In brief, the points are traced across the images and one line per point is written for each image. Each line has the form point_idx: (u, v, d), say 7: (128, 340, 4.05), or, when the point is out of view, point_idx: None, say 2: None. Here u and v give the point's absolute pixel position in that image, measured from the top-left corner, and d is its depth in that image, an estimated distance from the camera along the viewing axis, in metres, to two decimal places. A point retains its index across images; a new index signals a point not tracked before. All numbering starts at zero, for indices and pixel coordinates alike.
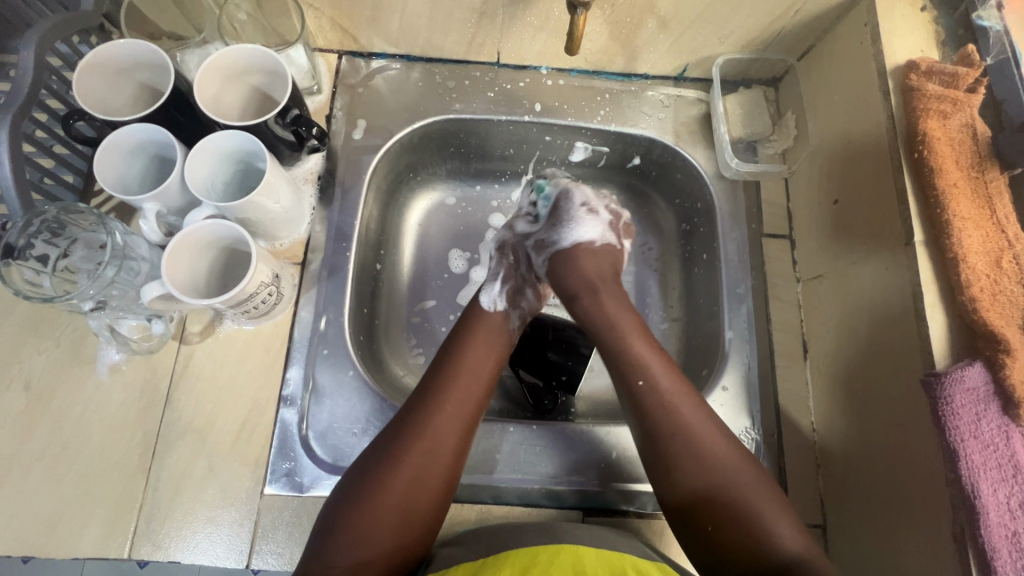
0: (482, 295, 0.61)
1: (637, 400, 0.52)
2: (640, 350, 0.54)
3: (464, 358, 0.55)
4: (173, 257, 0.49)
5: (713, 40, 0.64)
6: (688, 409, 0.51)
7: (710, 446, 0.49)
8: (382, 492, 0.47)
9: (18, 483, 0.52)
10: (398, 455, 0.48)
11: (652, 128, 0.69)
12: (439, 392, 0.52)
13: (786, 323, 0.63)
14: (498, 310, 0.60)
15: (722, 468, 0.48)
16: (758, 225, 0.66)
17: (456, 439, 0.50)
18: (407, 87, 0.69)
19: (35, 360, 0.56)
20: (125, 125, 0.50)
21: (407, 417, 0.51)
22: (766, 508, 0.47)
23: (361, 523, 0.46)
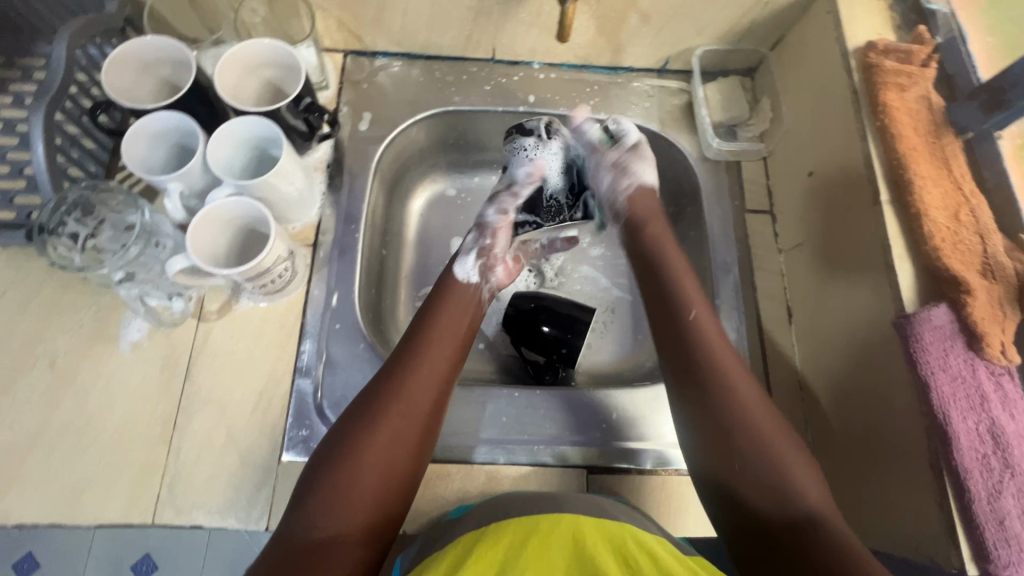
0: (456, 265, 0.63)
1: (686, 341, 0.54)
2: (685, 280, 0.59)
3: (432, 328, 0.57)
4: (210, 220, 0.54)
5: (691, 32, 0.70)
6: (725, 354, 0.54)
7: (723, 364, 0.53)
8: (359, 456, 0.47)
9: (43, 454, 0.55)
10: (372, 421, 0.49)
11: (639, 116, 0.74)
12: (409, 361, 0.53)
13: (771, 290, 0.67)
14: (472, 284, 0.62)
15: (740, 401, 0.51)
16: (741, 202, 0.71)
17: (428, 404, 0.52)
18: (409, 82, 0.73)
19: (60, 339, 0.58)
20: (151, 113, 0.54)
21: (376, 388, 0.52)
22: (772, 432, 0.50)
23: (342, 487, 0.46)
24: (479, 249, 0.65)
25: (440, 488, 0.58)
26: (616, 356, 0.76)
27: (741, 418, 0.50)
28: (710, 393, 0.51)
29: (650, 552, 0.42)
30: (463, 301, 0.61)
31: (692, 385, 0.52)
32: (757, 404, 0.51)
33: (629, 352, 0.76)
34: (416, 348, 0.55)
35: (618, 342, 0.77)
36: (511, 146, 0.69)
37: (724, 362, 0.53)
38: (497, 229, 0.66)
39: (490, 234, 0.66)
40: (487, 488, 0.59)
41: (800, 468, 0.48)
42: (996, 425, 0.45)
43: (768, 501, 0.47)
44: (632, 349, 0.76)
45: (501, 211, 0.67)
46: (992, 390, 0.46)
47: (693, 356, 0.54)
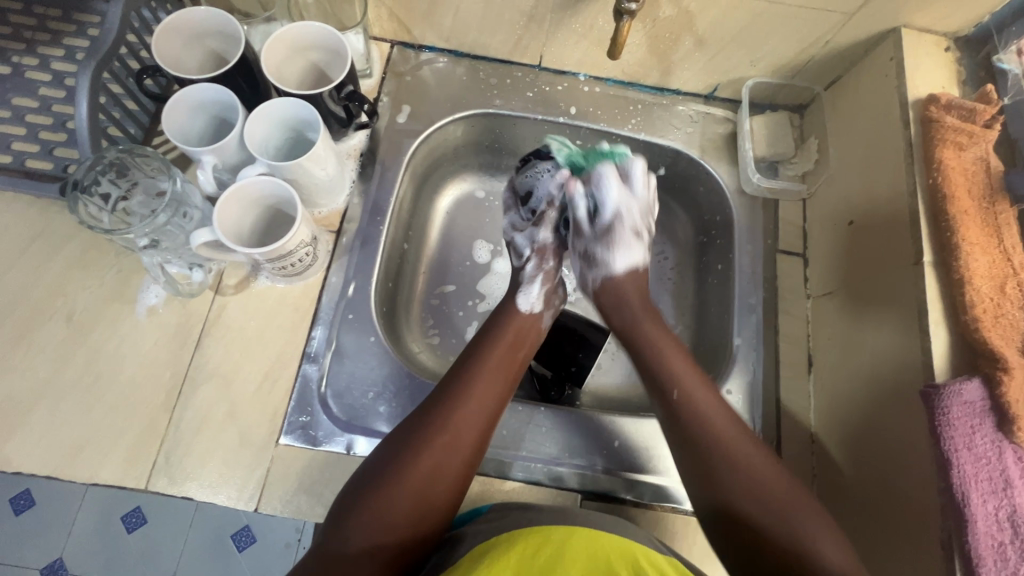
0: (519, 298, 0.63)
1: (674, 418, 0.54)
2: (664, 338, 0.59)
3: (487, 360, 0.56)
4: (258, 184, 0.54)
5: (745, 62, 0.68)
6: (720, 419, 0.53)
7: (723, 427, 0.52)
8: (398, 481, 0.47)
9: (50, 406, 0.55)
10: (419, 443, 0.49)
11: (680, 140, 0.73)
12: (461, 393, 0.52)
13: (794, 336, 0.65)
14: (535, 312, 0.62)
15: (744, 459, 0.50)
16: (774, 240, 0.69)
17: (475, 433, 0.51)
18: (452, 80, 0.73)
19: (79, 294, 0.59)
20: (193, 83, 0.54)
21: (427, 408, 0.52)
22: (786, 495, 0.48)
23: (379, 509, 0.46)
24: (542, 276, 0.65)
25: None
26: (625, 379, 0.74)
27: (745, 488, 0.49)
28: (722, 459, 0.50)
29: (650, 557, 0.43)
30: (521, 330, 0.60)
31: (690, 439, 0.52)
32: (765, 471, 0.50)
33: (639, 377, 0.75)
34: (470, 371, 0.55)
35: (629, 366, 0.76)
36: (533, 172, 0.68)
37: (724, 427, 0.52)
38: (549, 250, 0.66)
39: (549, 258, 0.66)
40: (480, 499, 0.58)
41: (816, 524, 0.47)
42: (1017, 513, 0.43)
43: (787, 549, 0.46)
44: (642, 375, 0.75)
45: (550, 230, 0.66)
46: (1017, 476, 0.44)
47: (692, 428, 0.53)
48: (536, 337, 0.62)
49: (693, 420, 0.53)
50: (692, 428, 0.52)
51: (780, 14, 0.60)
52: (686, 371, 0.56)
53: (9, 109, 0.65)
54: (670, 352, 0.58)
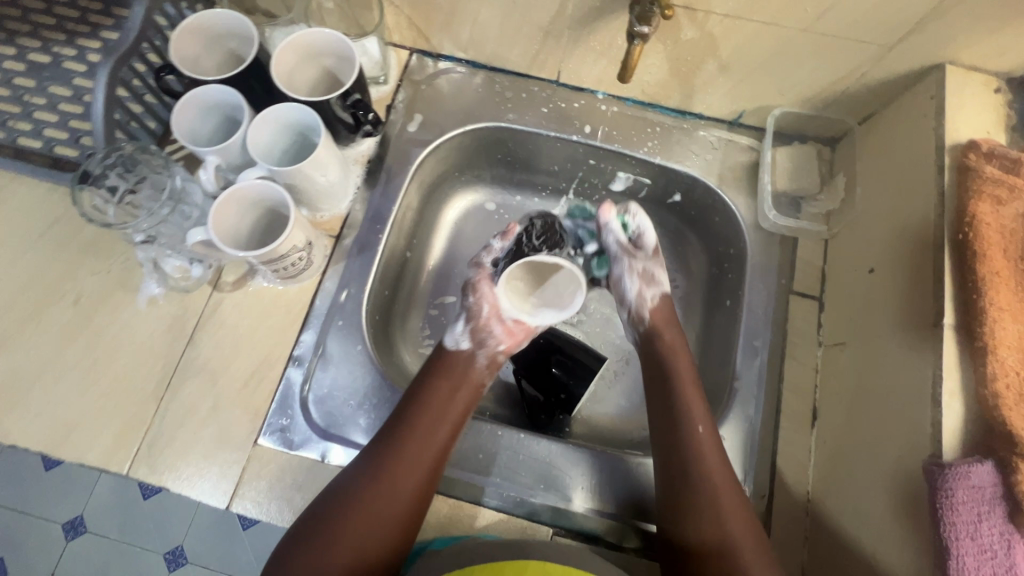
0: (446, 335, 0.63)
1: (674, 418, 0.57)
2: (681, 349, 0.62)
3: (423, 419, 0.55)
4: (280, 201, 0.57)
5: (773, 90, 0.64)
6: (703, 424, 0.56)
7: (716, 478, 0.54)
8: (327, 550, 0.48)
9: (49, 385, 0.58)
10: (347, 509, 0.50)
11: (697, 167, 0.70)
12: (397, 451, 0.53)
13: (799, 384, 0.61)
14: (462, 349, 0.61)
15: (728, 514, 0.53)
16: (788, 280, 0.65)
17: (407, 496, 0.52)
18: (468, 90, 0.72)
19: (87, 279, 0.61)
20: (202, 84, 0.55)
21: (359, 472, 0.52)
22: (747, 535, 0.52)
23: (314, 557, 0.48)
24: (467, 312, 0.63)
25: None
26: (621, 411, 0.72)
27: (724, 531, 0.52)
28: (706, 520, 0.52)
29: None
30: (461, 383, 0.59)
31: (681, 469, 0.55)
32: (734, 510, 0.53)
33: (634, 409, 0.72)
34: (403, 432, 0.54)
35: (626, 398, 0.73)
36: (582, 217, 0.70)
37: (716, 474, 0.54)
38: (479, 281, 0.63)
39: (472, 292, 0.63)
40: (449, 522, 0.57)
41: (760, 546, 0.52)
42: None
43: None
44: (638, 407, 0.72)
45: (474, 265, 0.64)
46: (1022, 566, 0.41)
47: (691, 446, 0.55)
48: (474, 388, 0.60)
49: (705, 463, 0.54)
50: (686, 451, 0.55)
51: (810, 43, 0.56)
52: (697, 410, 0.57)
53: (45, 96, 0.68)
54: (694, 401, 0.58)
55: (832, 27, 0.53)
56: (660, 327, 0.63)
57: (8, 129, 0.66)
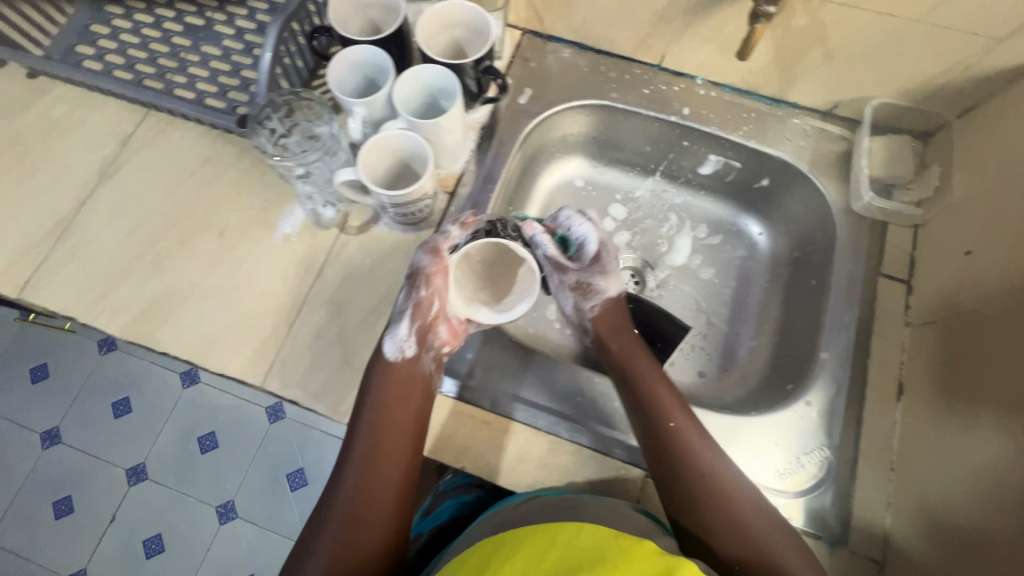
0: (387, 340, 0.61)
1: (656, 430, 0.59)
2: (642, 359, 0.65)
3: (378, 425, 0.59)
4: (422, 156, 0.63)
5: (873, 81, 0.67)
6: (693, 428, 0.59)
7: (694, 477, 0.57)
8: (336, 557, 0.53)
9: (195, 303, 0.65)
10: (335, 522, 0.55)
11: (790, 152, 0.73)
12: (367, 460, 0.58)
13: (886, 360, 0.63)
14: (407, 356, 0.61)
15: (741, 504, 0.56)
16: (877, 262, 0.68)
17: (389, 492, 0.57)
18: (574, 70, 0.77)
19: (231, 215, 0.69)
20: (356, 45, 0.62)
21: (339, 487, 0.57)
22: (755, 523, 0.55)
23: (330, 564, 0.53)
24: (411, 311, 0.61)
25: (504, 443, 0.60)
26: (698, 378, 0.76)
27: (726, 524, 0.55)
28: (703, 516, 0.56)
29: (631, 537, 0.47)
30: (410, 382, 0.60)
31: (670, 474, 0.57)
32: (726, 497, 0.56)
33: (711, 379, 0.75)
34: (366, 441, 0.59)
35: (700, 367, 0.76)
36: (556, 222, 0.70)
37: (690, 476, 0.57)
38: (430, 275, 0.61)
39: (423, 285, 0.61)
40: (547, 460, 0.60)
41: (774, 524, 0.55)
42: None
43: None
44: (716, 378, 0.75)
45: (430, 254, 0.62)
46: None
47: (676, 447, 0.57)
48: (425, 381, 0.62)
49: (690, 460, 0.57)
50: (668, 450, 0.57)
51: (920, 34, 0.59)
52: (668, 401, 0.60)
53: (198, 54, 0.77)
54: (676, 412, 0.60)
55: (944, 19, 0.57)
56: (607, 337, 0.67)
57: (167, 80, 0.75)
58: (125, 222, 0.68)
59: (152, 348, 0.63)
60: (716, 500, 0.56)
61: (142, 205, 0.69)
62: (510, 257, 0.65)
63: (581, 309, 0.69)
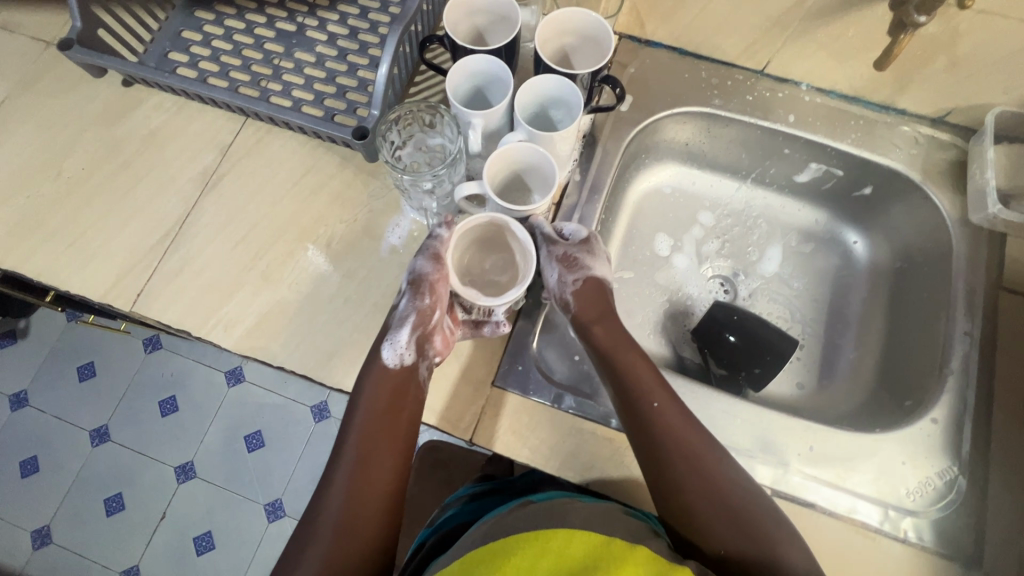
0: (386, 347, 0.58)
1: (638, 420, 0.56)
2: (619, 335, 0.61)
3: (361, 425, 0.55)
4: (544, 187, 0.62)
5: (997, 89, 0.65)
6: (671, 409, 0.56)
7: (692, 474, 0.54)
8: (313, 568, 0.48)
9: (307, 317, 0.64)
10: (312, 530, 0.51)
11: (900, 161, 0.72)
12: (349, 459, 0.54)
13: (1012, 376, 0.62)
14: (406, 364, 0.58)
15: (717, 496, 0.53)
16: (998, 275, 0.66)
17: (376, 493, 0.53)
18: (675, 75, 0.75)
19: (336, 226, 0.68)
20: (476, 54, 0.61)
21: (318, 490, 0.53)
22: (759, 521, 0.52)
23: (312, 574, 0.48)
24: (414, 319, 0.58)
25: (627, 459, 0.59)
26: (799, 390, 0.75)
27: (731, 521, 0.52)
28: (706, 514, 0.53)
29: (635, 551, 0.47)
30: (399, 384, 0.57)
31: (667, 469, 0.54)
32: (716, 493, 0.53)
33: (813, 390, 0.75)
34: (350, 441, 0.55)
35: (800, 378, 0.76)
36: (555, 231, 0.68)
37: (694, 474, 0.54)
38: (434, 282, 0.59)
39: (428, 291, 0.59)
40: None
41: (773, 519, 0.52)
42: None
43: None
44: (818, 389, 0.75)
45: (432, 261, 0.60)
46: None
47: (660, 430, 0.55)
48: (418, 385, 0.58)
49: (688, 459, 0.54)
50: (663, 440, 0.54)
51: None
52: (661, 397, 0.57)
53: (293, 61, 0.76)
54: (659, 392, 0.57)
55: None
56: (591, 320, 0.62)
57: (263, 88, 0.74)
58: (231, 233, 0.68)
59: (267, 361, 0.63)
60: (715, 493, 0.53)
61: (247, 216, 0.69)
62: (508, 271, 0.63)
63: (564, 283, 0.63)
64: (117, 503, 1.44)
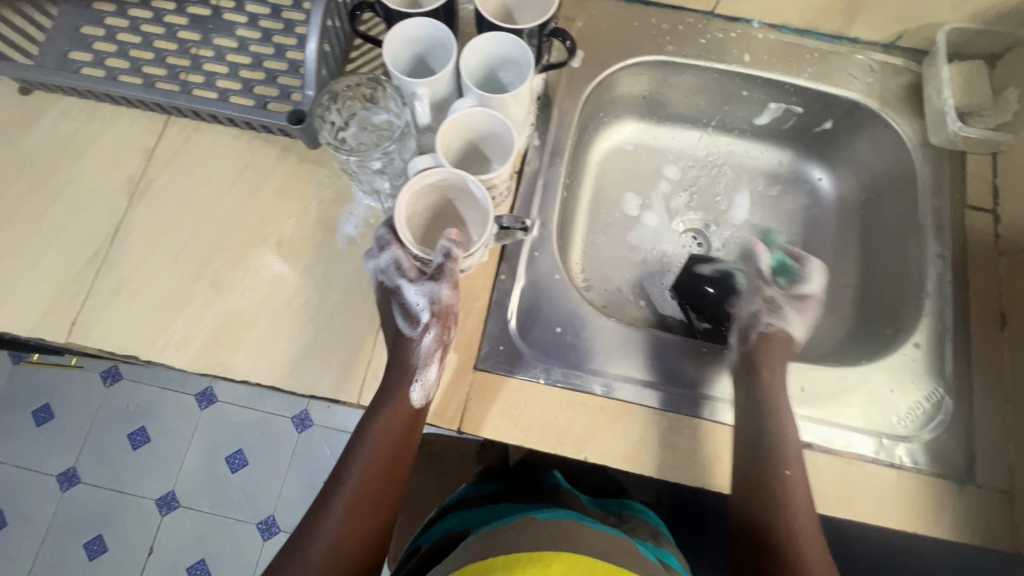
0: (414, 386, 0.55)
1: (762, 439, 0.55)
2: (778, 367, 0.60)
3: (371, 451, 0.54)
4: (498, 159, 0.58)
5: (945, 7, 0.65)
6: (790, 430, 0.56)
7: (785, 493, 0.53)
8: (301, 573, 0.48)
9: (266, 324, 0.60)
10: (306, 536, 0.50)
11: (858, 91, 0.71)
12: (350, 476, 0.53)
13: (984, 292, 0.63)
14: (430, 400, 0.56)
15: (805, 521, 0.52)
16: (962, 195, 0.66)
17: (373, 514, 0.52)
18: (624, 25, 0.72)
19: (285, 223, 0.63)
20: (412, 17, 0.56)
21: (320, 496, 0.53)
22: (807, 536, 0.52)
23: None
24: (439, 353, 0.56)
25: (622, 427, 0.57)
26: None
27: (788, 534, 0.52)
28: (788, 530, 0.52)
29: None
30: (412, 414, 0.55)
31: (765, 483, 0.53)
32: (803, 515, 0.52)
33: None
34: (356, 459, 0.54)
35: None
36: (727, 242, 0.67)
37: (786, 493, 0.53)
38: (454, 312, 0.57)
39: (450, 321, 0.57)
40: (671, 435, 0.57)
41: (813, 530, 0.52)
42: None
43: None
44: None
45: (454, 290, 0.56)
46: None
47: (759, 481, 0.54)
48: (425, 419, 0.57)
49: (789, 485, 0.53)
50: (770, 494, 0.53)
51: None
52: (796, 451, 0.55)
53: (212, 48, 0.69)
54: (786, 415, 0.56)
55: None
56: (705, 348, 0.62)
57: (182, 81, 0.67)
58: (169, 243, 0.62)
59: (228, 378, 0.58)
60: (790, 544, 0.51)
61: (186, 224, 0.63)
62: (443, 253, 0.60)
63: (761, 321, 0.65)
64: (99, 545, 1.36)
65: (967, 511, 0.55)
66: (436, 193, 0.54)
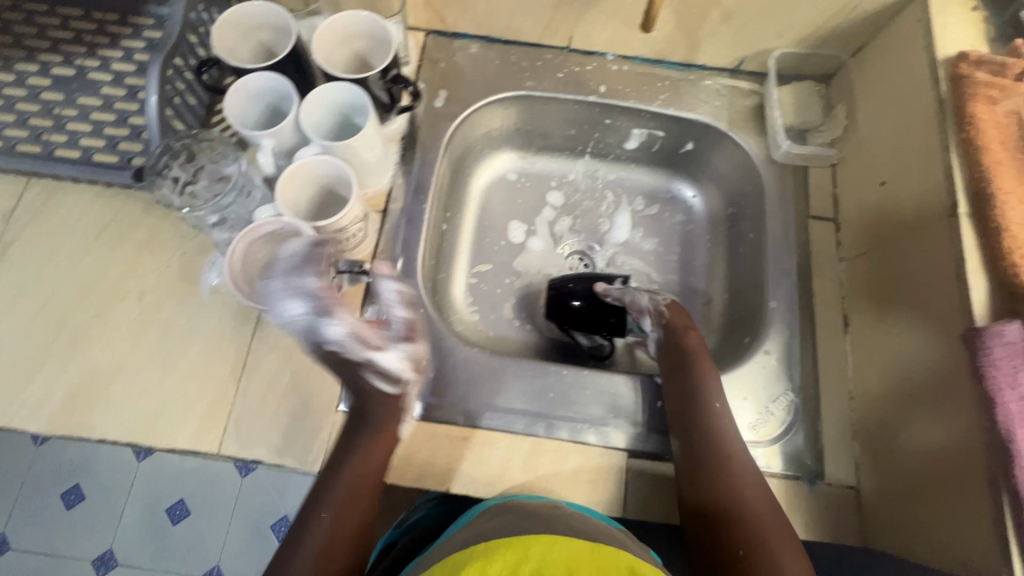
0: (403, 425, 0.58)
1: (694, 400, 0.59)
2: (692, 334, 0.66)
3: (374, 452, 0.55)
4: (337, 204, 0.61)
5: (771, 34, 0.70)
6: (714, 388, 0.60)
7: (723, 446, 0.57)
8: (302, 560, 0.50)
9: (126, 380, 0.59)
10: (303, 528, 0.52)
11: (708, 114, 0.75)
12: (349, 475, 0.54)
13: (828, 297, 0.67)
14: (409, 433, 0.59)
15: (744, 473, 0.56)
16: (805, 207, 0.71)
17: (362, 504, 0.54)
18: (485, 64, 0.75)
19: (147, 277, 0.63)
20: (252, 72, 0.58)
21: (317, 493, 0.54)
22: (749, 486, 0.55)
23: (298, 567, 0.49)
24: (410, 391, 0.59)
25: (485, 455, 0.58)
26: None
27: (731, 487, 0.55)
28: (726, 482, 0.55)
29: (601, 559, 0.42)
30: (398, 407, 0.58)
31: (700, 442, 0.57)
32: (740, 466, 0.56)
33: None
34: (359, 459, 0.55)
35: None
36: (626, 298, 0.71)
37: (726, 447, 0.57)
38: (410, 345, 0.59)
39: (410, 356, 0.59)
40: (532, 458, 0.59)
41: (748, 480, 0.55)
42: None
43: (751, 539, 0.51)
44: None
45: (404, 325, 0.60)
46: None
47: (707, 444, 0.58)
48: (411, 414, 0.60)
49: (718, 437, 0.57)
50: (711, 436, 0.57)
51: None
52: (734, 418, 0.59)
53: (75, 108, 0.69)
54: (707, 370, 0.61)
55: None
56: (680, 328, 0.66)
57: (44, 142, 0.67)
58: (28, 305, 0.62)
59: (87, 437, 0.58)
60: (734, 498, 0.54)
61: (46, 284, 0.62)
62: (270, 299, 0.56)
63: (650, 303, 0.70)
64: None
65: (814, 511, 0.58)
66: (280, 242, 0.56)
